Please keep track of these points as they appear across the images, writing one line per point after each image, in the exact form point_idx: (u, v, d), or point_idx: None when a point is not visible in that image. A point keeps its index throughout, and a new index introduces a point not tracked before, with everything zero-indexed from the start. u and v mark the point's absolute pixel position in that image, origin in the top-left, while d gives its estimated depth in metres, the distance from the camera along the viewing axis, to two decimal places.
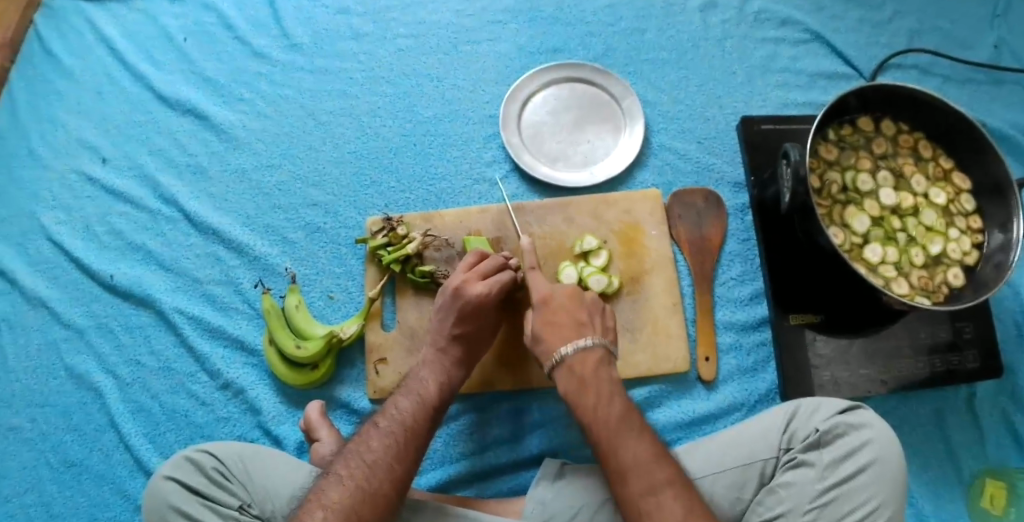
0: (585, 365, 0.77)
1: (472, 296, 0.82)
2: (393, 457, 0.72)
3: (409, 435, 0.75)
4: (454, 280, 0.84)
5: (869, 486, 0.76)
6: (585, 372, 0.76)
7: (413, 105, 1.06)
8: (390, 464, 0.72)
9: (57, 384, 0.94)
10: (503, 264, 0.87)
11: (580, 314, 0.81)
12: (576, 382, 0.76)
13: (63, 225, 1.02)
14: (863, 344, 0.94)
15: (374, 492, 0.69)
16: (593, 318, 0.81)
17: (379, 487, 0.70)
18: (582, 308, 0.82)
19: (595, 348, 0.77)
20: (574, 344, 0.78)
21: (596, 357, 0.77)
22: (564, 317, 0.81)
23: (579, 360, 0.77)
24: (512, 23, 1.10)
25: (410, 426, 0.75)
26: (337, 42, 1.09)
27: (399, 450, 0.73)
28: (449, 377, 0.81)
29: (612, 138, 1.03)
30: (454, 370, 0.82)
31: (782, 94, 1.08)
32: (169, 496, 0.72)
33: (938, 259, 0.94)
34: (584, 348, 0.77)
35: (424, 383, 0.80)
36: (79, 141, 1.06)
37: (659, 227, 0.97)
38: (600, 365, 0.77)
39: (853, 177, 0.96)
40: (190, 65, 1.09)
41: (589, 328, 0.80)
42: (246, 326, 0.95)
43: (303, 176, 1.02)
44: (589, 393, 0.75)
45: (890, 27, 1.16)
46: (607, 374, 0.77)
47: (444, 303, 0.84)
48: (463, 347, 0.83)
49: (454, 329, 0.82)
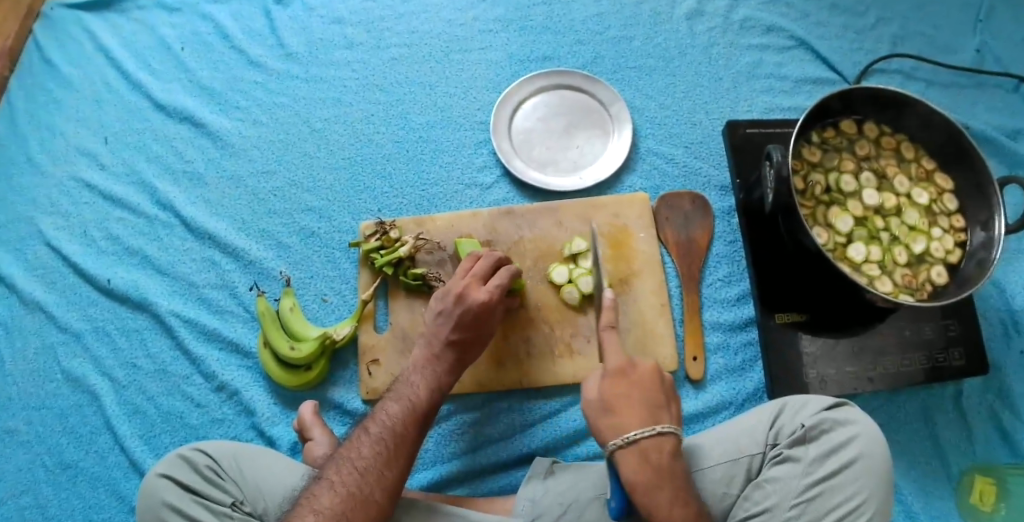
0: (661, 453, 0.71)
1: (474, 302, 0.83)
2: (383, 463, 0.72)
3: (399, 442, 0.74)
4: (456, 287, 0.85)
5: (852, 482, 0.78)
6: (661, 460, 0.70)
7: (407, 112, 1.08)
8: (380, 469, 0.72)
9: (53, 386, 0.96)
10: (499, 261, 0.88)
11: (657, 395, 0.75)
12: (651, 471, 0.69)
13: (61, 230, 1.04)
14: (849, 342, 0.95)
15: (364, 499, 0.69)
16: (668, 401, 0.76)
17: (369, 494, 0.70)
18: (661, 390, 0.76)
19: (672, 435, 0.72)
20: (652, 429, 0.71)
21: (672, 446, 0.71)
22: (641, 398, 0.74)
23: (656, 448, 0.71)
24: (503, 32, 1.13)
25: (400, 433, 0.75)
26: (332, 52, 1.12)
27: (388, 456, 0.73)
28: (440, 382, 0.81)
29: (600, 143, 1.06)
30: (446, 376, 0.82)
31: (767, 99, 1.10)
32: (163, 493, 0.73)
33: (921, 257, 0.95)
34: (664, 435, 0.71)
35: (415, 389, 0.80)
36: (77, 148, 1.09)
37: (647, 229, 0.99)
38: (672, 456, 0.71)
39: (836, 178, 0.98)
40: (188, 75, 1.12)
41: (665, 413, 0.74)
42: (241, 329, 0.97)
43: (298, 182, 1.05)
44: (665, 488, 0.68)
45: (874, 33, 1.18)
46: (680, 466, 0.71)
47: (444, 308, 0.84)
48: (457, 354, 0.83)
49: (452, 335, 0.83)
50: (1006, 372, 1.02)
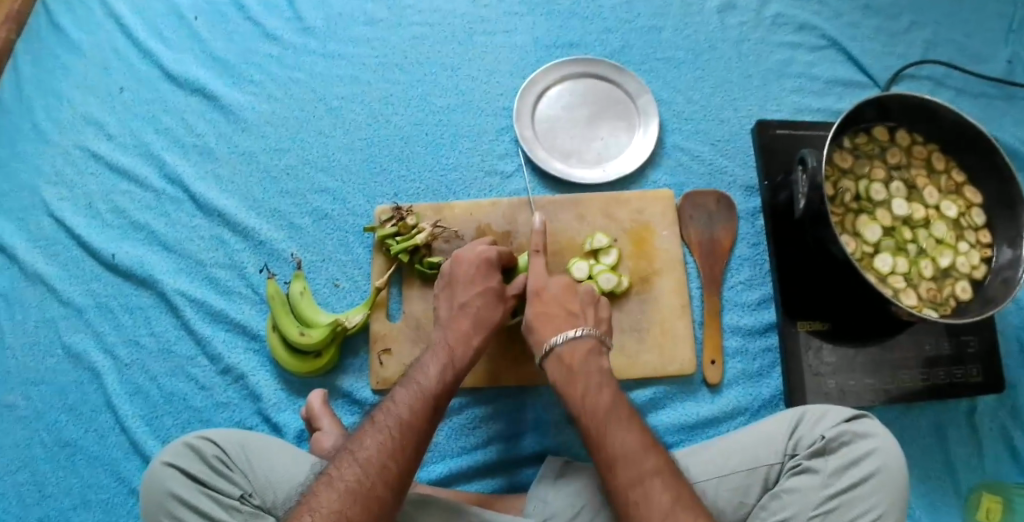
0: (575, 352, 0.78)
1: (479, 260, 0.86)
2: (386, 454, 0.69)
3: (406, 431, 0.72)
4: (450, 273, 0.86)
5: (872, 494, 0.76)
6: (574, 361, 0.78)
7: (427, 94, 1.05)
8: (384, 461, 0.69)
9: (53, 361, 0.93)
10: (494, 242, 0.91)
11: (572, 304, 0.83)
12: (565, 371, 0.78)
13: (66, 201, 1.01)
14: (869, 354, 0.94)
15: (365, 492, 0.66)
16: (585, 309, 0.83)
17: (371, 488, 0.67)
18: (575, 299, 0.84)
19: (586, 336, 0.79)
20: (565, 334, 0.79)
21: (586, 346, 0.79)
22: (557, 309, 0.82)
23: (568, 350, 0.79)
24: (529, 15, 1.09)
25: (407, 421, 0.72)
26: (351, 27, 1.08)
27: (393, 447, 0.70)
28: (451, 359, 0.80)
29: (626, 136, 1.03)
30: (457, 352, 0.81)
31: (797, 99, 1.08)
32: (168, 483, 0.71)
33: (947, 271, 0.94)
34: (574, 338, 0.79)
35: (425, 372, 0.78)
36: (84, 117, 1.05)
37: (670, 228, 0.97)
38: (589, 356, 0.78)
39: (866, 186, 0.96)
40: (201, 45, 1.08)
41: (580, 319, 0.82)
42: (249, 311, 0.94)
43: (312, 161, 1.01)
44: (578, 382, 0.76)
45: (906, 36, 1.15)
46: (596, 363, 0.78)
47: (450, 273, 0.86)
48: (471, 321, 0.83)
49: (461, 298, 0.84)
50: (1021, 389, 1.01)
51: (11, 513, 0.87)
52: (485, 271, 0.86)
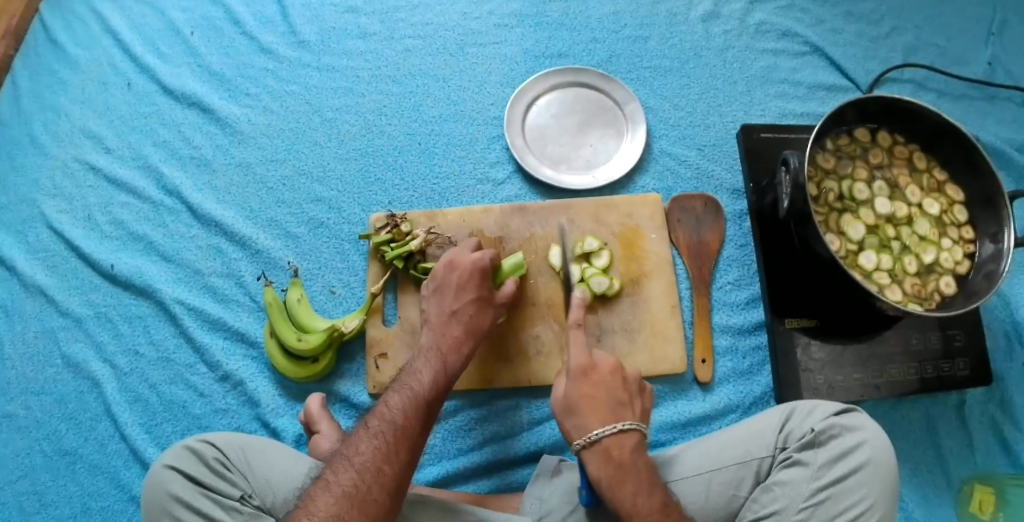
0: (623, 449, 0.74)
1: (467, 265, 0.88)
2: (381, 459, 0.71)
3: (399, 436, 0.73)
4: (441, 279, 0.87)
5: (859, 487, 0.78)
6: (623, 457, 0.74)
7: (419, 105, 1.07)
8: (379, 465, 0.70)
9: (53, 371, 0.96)
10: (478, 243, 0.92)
11: (620, 393, 0.78)
12: (613, 467, 0.73)
13: (64, 213, 1.04)
14: (857, 349, 0.95)
15: (361, 496, 0.68)
16: (631, 399, 0.79)
17: (367, 492, 0.68)
18: (624, 388, 0.79)
19: (633, 431, 0.75)
20: (613, 427, 0.75)
21: (634, 441, 0.75)
22: (604, 396, 0.77)
23: (619, 445, 0.74)
24: (519, 27, 1.12)
25: (400, 425, 0.74)
26: (345, 41, 1.11)
27: (388, 451, 0.71)
28: (445, 365, 0.81)
29: (614, 143, 1.05)
30: (450, 356, 0.82)
31: (781, 104, 1.10)
32: (168, 484, 0.73)
33: (931, 267, 0.96)
34: (623, 431, 0.75)
35: (418, 376, 0.79)
36: (81, 131, 1.08)
37: (659, 230, 0.99)
38: (636, 451, 0.75)
39: (849, 186, 0.98)
40: (197, 60, 1.11)
41: (627, 410, 0.77)
42: (247, 319, 0.96)
43: (309, 172, 1.04)
44: (628, 481, 0.73)
45: (887, 41, 1.18)
46: (642, 458, 0.75)
47: (439, 277, 0.88)
48: (461, 326, 0.85)
49: (452, 305, 0.86)
50: (1008, 382, 1.03)
51: None
52: (478, 278, 0.87)
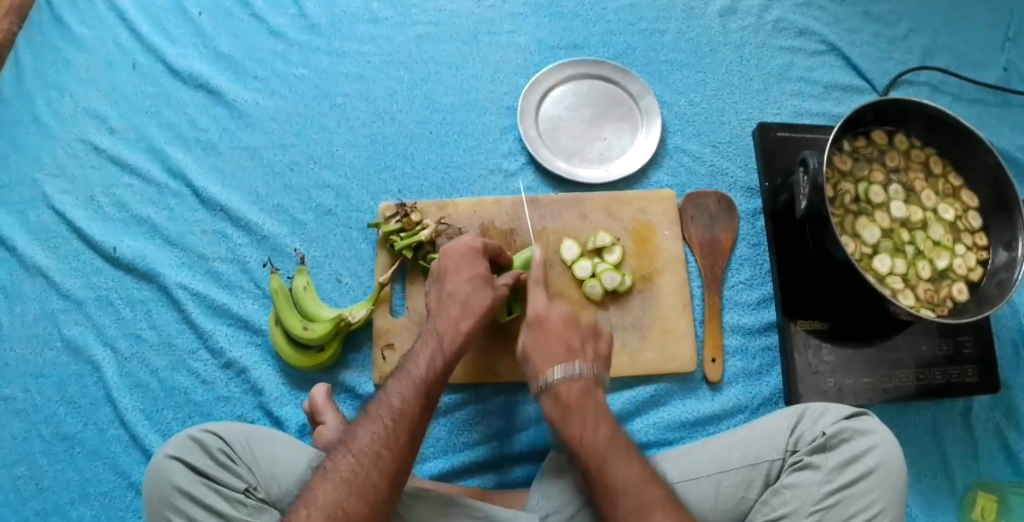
0: (570, 390, 0.75)
1: (463, 247, 0.87)
2: (379, 444, 0.70)
3: (397, 421, 0.72)
4: (438, 266, 0.87)
5: (870, 491, 0.77)
6: (570, 397, 0.74)
7: (431, 92, 1.05)
8: (377, 451, 0.70)
9: (52, 354, 0.94)
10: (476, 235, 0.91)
11: (571, 339, 0.78)
12: (562, 408, 0.74)
13: (67, 194, 1.02)
14: (867, 353, 0.95)
15: (359, 483, 0.68)
16: (584, 344, 0.79)
17: (365, 478, 0.68)
18: (576, 334, 0.79)
19: (581, 373, 0.75)
20: (563, 369, 0.75)
21: (583, 384, 0.75)
22: (555, 341, 0.78)
23: (567, 386, 0.75)
24: (534, 16, 1.10)
25: (398, 410, 0.73)
26: (355, 25, 1.09)
27: (386, 436, 0.71)
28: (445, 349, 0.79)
29: (629, 137, 1.04)
30: (450, 340, 0.80)
31: (797, 103, 1.09)
32: (171, 475, 0.71)
33: (944, 273, 0.95)
34: (571, 375, 0.75)
35: (416, 362, 0.78)
36: (85, 111, 1.06)
37: (672, 227, 0.98)
38: (586, 392, 0.75)
39: (865, 188, 0.98)
40: (204, 40, 1.09)
41: (578, 355, 0.77)
42: (252, 306, 0.95)
43: (317, 157, 1.02)
44: (574, 419, 0.73)
45: (904, 43, 1.17)
46: (594, 399, 0.75)
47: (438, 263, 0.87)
48: (458, 308, 0.83)
49: (447, 286, 0.84)
50: (1015, 390, 1.02)
51: (6, 507, 0.87)
52: (478, 261, 0.86)
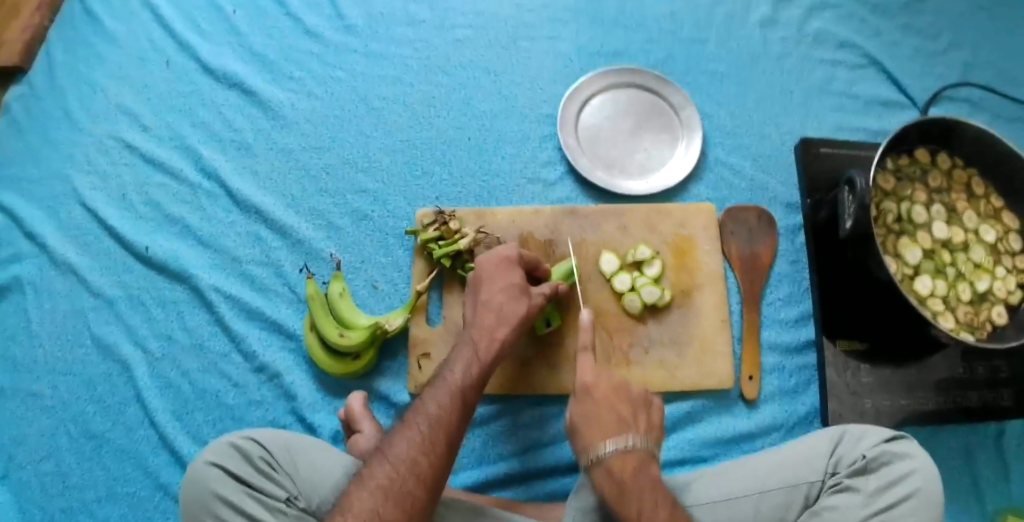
0: (625, 469, 0.72)
1: (500, 256, 0.85)
2: (416, 450, 0.69)
3: (435, 427, 0.71)
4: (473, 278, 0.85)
5: (910, 516, 0.76)
6: (624, 475, 0.72)
7: (470, 98, 1.04)
8: (414, 457, 0.69)
9: (82, 352, 0.93)
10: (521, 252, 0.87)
11: (622, 411, 0.76)
12: (615, 489, 0.71)
13: (98, 191, 1.01)
14: (905, 374, 0.93)
15: (396, 489, 0.67)
16: (636, 416, 0.76)
17: (402, 484, 0.67)
18: (625, 402, 0.77)
19: (638, 450, 0.73)
20: (617, 445, 0.72)
21: (638, 459, 0.72)
22: (608, 414, 0.75)
23: (621, 462, 0.72)
24: (573, 23, 1.09)
25: (436, 416, 0.72)
26: (393, 28, 1.08)
27: (424, 443, 0.70)
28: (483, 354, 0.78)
29: (669, 148, 1.02)
30: (488, 344, 0.79)
31: (838, 117, 1.08)
32: (212, 483, 0.70)
33: (984, 296, 0.94)
34: (627, 448, 0.72)
35: (454, 368, 0.77)
36: (118, 107, 1.05)
37: (712, 242, 0.96)
38: (641, 468, 0.72)
39: (908, 208, 0.97)
40: (239, 39, 1.08)
41: (630, 425, 0.75)
42: (286, 310, 0.94)
43: (353, 161, 1.01)
44: (630, 501, 0.70)
45: (944, 58, 1.14)
46: (648, 478, 0.72)
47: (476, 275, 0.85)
48: (493, 317, 0.81)
49: (483, 297, 0.83)
50: None
51: (32, 504, 0.87)
52: (514, 273, 0.84)
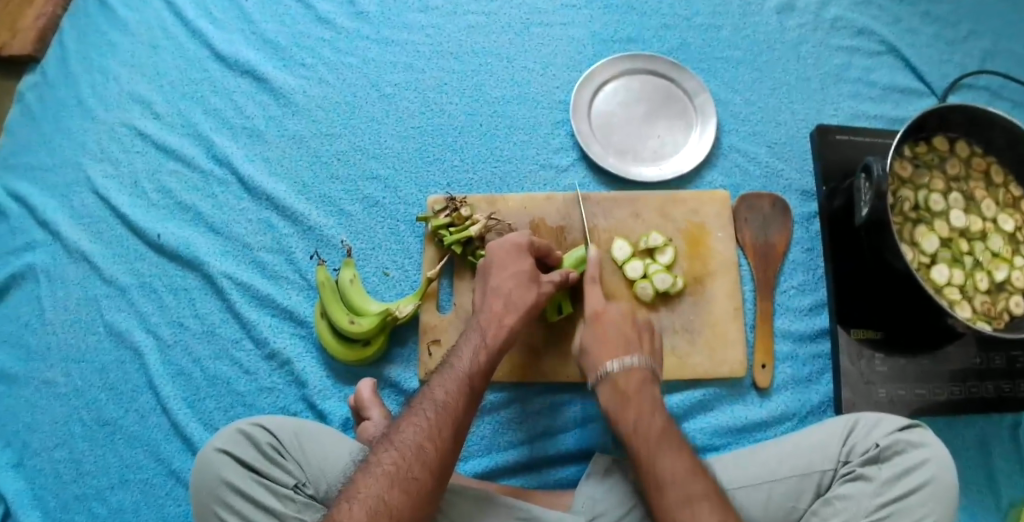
0: (629, 379, 0.76)
1: (511, 244, 0.84)
2: (422, 436, 0.69)
3: (442, 414, 0.71)
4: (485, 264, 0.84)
5: (922, 505, 0.75)
6: (629, 386, 0.76)
7: (482, 84, 1.03)
8: (421, 443, 0.69)
9: (95, 339, 0.94)
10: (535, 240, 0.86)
11: (629, 332, 0.81)
12: (618, 397, 0.76)
13: (110, 178, 1.01)
14: (920, 364, 0.92)
15: (402, 475, 0.66)
16: (641, 337, 0.81)
17: (409, 470, 0.67)
18: (633, 328, 0.81)
19: (641, 365, 0.77)
20: (620, 361, 0.77)
21: (641, 376, 0.77)
22: (614, 335, 0.80)
23: (624, 376, 0.76)
24: (586, 9, 1.07)
25: (442, 403, 0.72)
26: (405, 14, 1.07)
27: (430, 430, 0.70)
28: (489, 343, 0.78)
29: (683, 134, 1.01)
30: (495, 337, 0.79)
31: (854, 104, 1.06)
32: (220, 470, 0.70)
33: (1002, 286, 0.92)
34: (629, 366, 0.77)
35: (460, 356, 0.77)
36: (130, 95, 1.05)
37: (725, 229, 0.95)
38: (643, 384, 0.76)
39: (925, 196, 0.95)
40: (251, 26, 1.07)
41: (628, 328, 0.81)
42: (297, 297, 0.93)
43: (364, 147, 1.00)
44: (631, 407, 0.74)
45: (964, 45, 1.11)
46: (649, 393, 0.76)
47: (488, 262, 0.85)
48: (503, 304, 0.80)
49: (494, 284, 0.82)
50: None
51: (46, 490, 0.88)
52: (525, 263, 0.83)
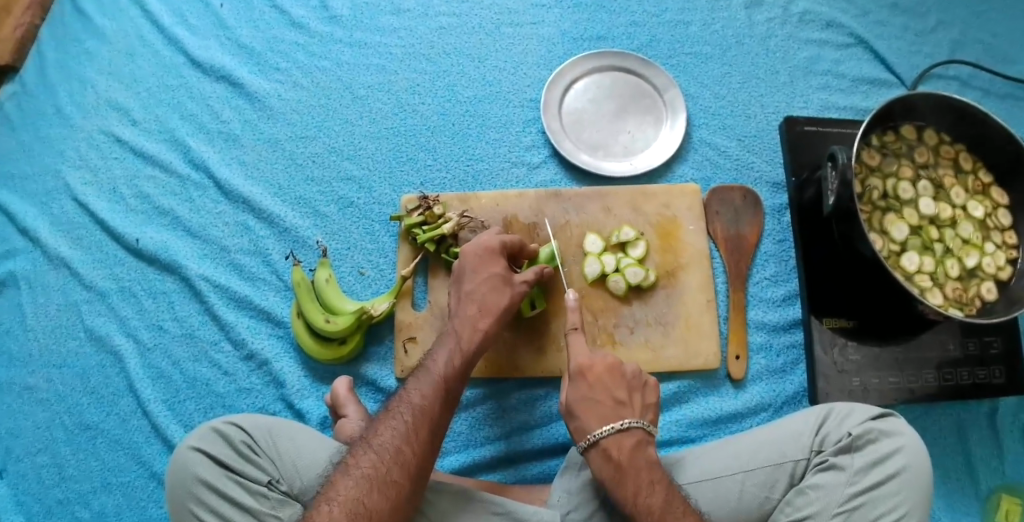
0: (621, 449, 0.73)
1: (482, 245, 0.85)
2: (401, 439, 0.70)
3: (419, 418, 0.72)
4: (458, 266, 0.85)
5: (894, 494, 0.75)
6: (622, 456, 0.72)
7: (454, 84, 1.05)
8: (399, 446, 0.69)
9: (75, 344, 0.94)
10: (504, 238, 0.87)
11: (619, 392, 0.77)
12: (613, 468, 0.72)
13: (91, 186, 1.02)
14: (894, 352, 0.92)
15: (381, 479, 0.67)
16: (631, 392, 0.77)
17: (387, 473, 0.68)
18: (621, 385, 0.77)
19: (632, 431, 0.73)
20: (613, 426, 0.73)
21: (634, 440, 0.73)
22: (602, 396, 0.76)
23: (614, 443, 0.73)
24: (556, 8, 1.09)
25: (420, 407, 0.72)
26: (377, 17, 1.08)
27: (409, 433, 0.70)
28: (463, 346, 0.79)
29: (653, 129, 1.02)
30: (469, 341, 0.79)
31: (824, 96, 1.07)
32: (195, 467, 0.71)
33: (973, 272, 0.93)
34: (621, 429, 0.73)
35: (436, 360, 0.77)
36: (108, 102, 1.06)
37: (696, 222, 0.96)
38: (637, 448, 0.73)
39: (894, 184, 0.96)
40: (226, 32, 1.09)
41: (626, 407, 0.75)
42: (274, 297, 0.94)
43: (339, 149, 1.01)
44: (628, 481, 0.71)
45: (933, 36, 1.12)
46: (644, 457, 0.73)
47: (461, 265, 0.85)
48: (476, 307, 0.81)
49: (466, 288, 0.83)
50: None
51: (29, 495, 0.88)
52: (495, 261, 0.84)
